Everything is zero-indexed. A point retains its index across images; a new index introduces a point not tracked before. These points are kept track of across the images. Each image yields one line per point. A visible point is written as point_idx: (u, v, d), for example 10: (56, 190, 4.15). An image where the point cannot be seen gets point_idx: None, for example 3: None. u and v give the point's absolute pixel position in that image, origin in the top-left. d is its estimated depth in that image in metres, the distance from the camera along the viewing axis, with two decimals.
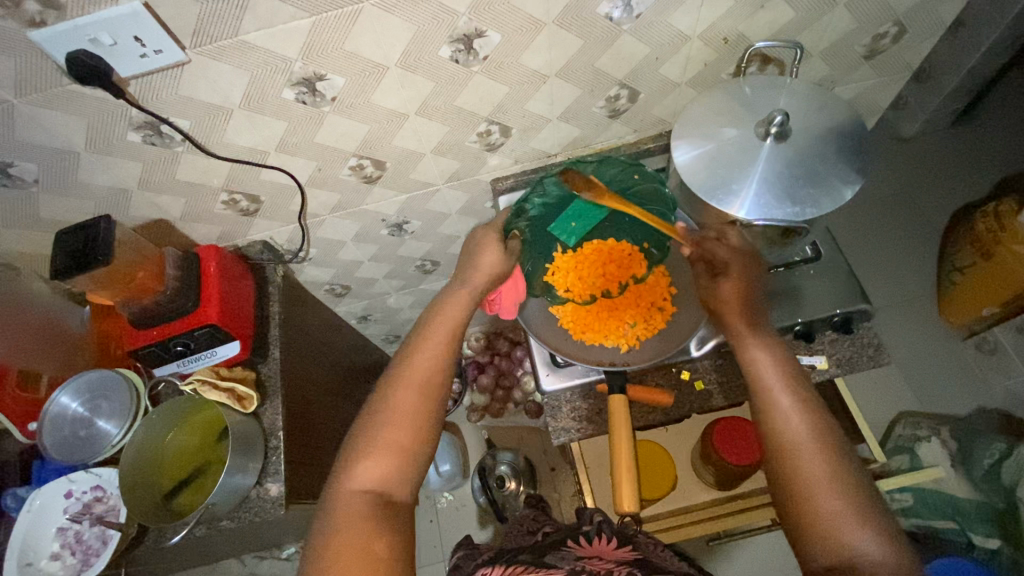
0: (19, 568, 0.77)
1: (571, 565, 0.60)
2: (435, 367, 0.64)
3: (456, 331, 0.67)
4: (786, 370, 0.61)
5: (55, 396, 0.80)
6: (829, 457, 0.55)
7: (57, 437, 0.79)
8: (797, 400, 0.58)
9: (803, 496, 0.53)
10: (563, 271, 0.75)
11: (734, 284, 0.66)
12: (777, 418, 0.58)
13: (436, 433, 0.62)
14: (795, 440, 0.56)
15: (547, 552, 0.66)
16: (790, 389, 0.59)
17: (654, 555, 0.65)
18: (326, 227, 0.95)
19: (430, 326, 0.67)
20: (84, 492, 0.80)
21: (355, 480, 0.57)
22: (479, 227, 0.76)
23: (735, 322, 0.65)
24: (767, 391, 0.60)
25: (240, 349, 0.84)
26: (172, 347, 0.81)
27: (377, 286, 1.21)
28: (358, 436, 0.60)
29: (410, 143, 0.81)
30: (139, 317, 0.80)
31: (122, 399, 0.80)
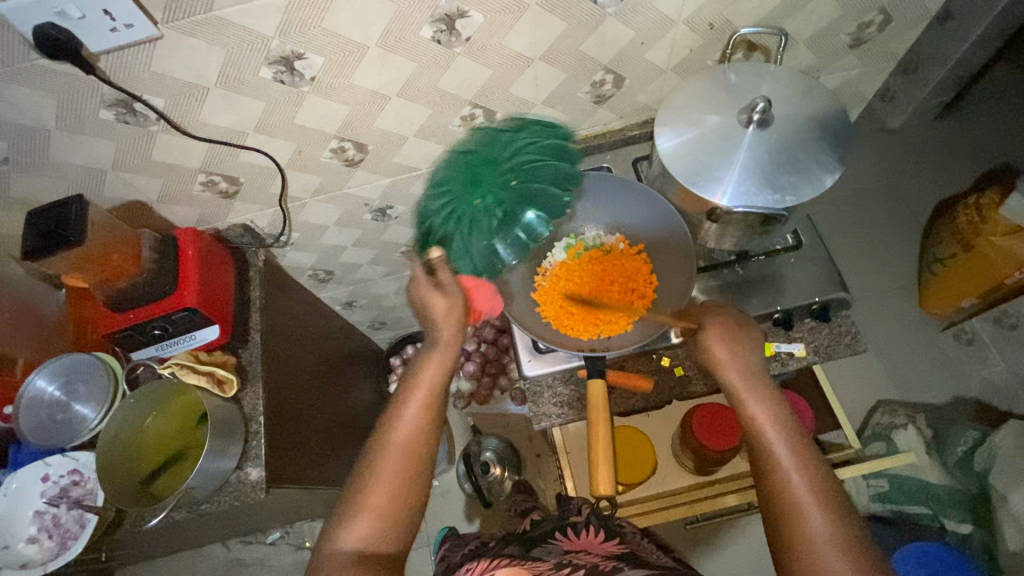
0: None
1: (558, 559, 0.62)
2: (418, 424, 0.63)
3: (437, 386, 0.65)
4: (782, 423, 0.60)
5: (32, 379, 0.79)
6: (834, 512, 0.54)
7: (33, 420, 0.79)
8: (797, 452, 0.57)
9: (809, 560, 0.52)
10: (559, 285, 0.79)
11: (724, 335, 0.65)
12: (778, 471, 0.57)
13: (421, 492, 0.61)
14: (795, 496, 0.55)
15: (532, 547, 0.67)
16: (789, 442, 0.58)
17: (643, 551, 0.66)
18: (308, 211, 0.94)
19: (409, 383, 0.66)
20: (61, 476, 0.78)
21: (341, 539, 0.57)
22: (413, 282, 0.69)
23: (726, 372, 0.63)
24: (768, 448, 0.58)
25: (219, 333, 0.82)
26: (149, 331, 0.79)
27: (361, 272, 1.20)
28: (346, 496, 0.60)
29: (392, 126, 0.80)
30: (117, 302, 0.78)
31: (100, 383, 0.80)
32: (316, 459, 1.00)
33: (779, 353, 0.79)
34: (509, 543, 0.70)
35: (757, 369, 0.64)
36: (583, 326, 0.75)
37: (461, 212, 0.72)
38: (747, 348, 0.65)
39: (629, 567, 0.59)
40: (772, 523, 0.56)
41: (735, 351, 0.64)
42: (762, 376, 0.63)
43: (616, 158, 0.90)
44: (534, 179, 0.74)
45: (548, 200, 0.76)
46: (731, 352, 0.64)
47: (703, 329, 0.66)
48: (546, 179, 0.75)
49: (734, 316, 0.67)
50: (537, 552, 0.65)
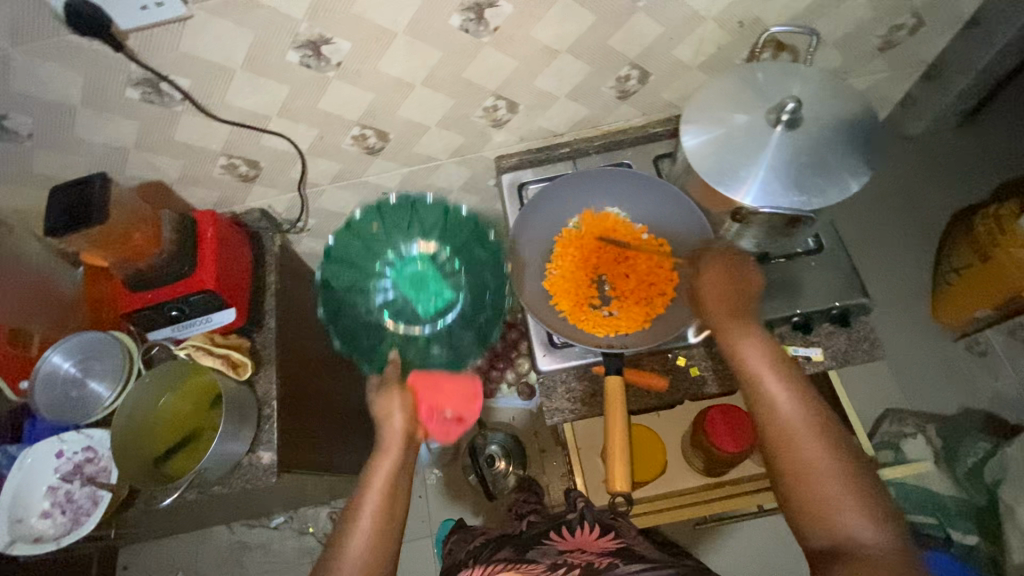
0: (9, 523, 0.76)
1: (553, 558, 0.65)
2: (373, 540, 0.61)
3: (390, 492, 0.65)
4: (770, 355, 0.61)
5: (48, 355, 0.80)
6: (821, 438, 0.55)
7: (49, 397, 0.80)
8: (785, 383, 0.59)
9: (799, 484, 0.54)
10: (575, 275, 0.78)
11: (712, 275, 0.66)
12: (767, 403, 0.58)
13: None
14: (789, 428, 0.56)
15: (525, 552, 0.69)
16: (778, 374, 0.59)
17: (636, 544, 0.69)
18: (326, 198, 0.94)
19: (365, 481, 0.65)
20: (76, 453, 0.79)
21: None
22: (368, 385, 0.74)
23: (715, 311, 0.65)
24: (756, 382, 0.60)
25: (236, 316, 0.82)
26: (166, 312, 0.79)
27: None
28: None
29: (415, 115, 0.80)
30: (135, 282, 0.78)
31: (115, 361, 0.81)
32: (325, 445, 1.00)
33: (796, 356, 0.79)
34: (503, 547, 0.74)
35: (746, 307, 0.65)
36: (595, 324, 0.75)
37: (410, 312, 0.87)
38: (738, 287, 0.66)
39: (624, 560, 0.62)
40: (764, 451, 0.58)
41: (725, 292, 0.65)
42: (751, 315, 0.65)
43: (638, 154, 0.88)
44: (458, 261, 0.89)
45: (480, 269, 0.88)
46: (722, 292, 0.65)
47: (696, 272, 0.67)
48: (472, 256, 0.88)
49: (725, 256, 0.68)
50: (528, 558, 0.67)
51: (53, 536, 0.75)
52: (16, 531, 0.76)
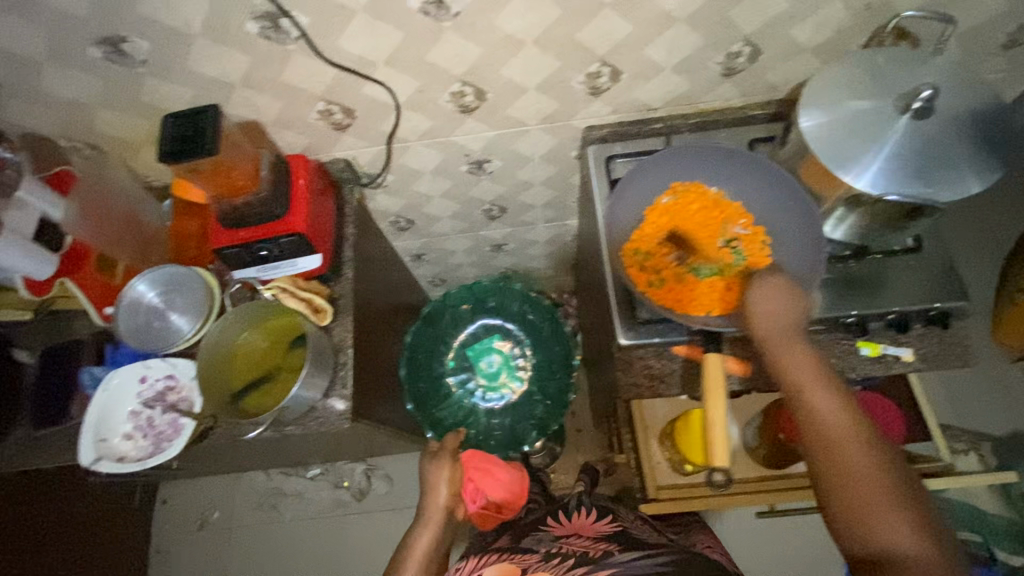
0: (95, 442, 0.77)
1: (549, 545, 0.86)
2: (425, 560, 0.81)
3: (436, 538, 0.83)
4: (811, 367, 0.61)
5: (132, 283, 0.83)
6: (865, 449, 0.56)
7: (130, 323, 0.83)
8: (830, 396, 0.59)
9: (841, 498, 0.55)
10: (658, 242, 0.77)
11: (762, 283, 0.65)
12: (811, 414, 0.59)
13: None
14: (837, 442, 0.57)
15: (531, 531, 0.96)
16: (822, 386, 0.60)
17: (633, 524, 0.89)
18: (409, 154, 0.94)
19: (417, 525, 0.85)
20: (159, 380, 0.81)
21: None
22: (421, 453, 0.95)
23: (761, 323, 0.64)
24: (802, 393, 0.60)
25: (321, 263, 0.84)
26: (255, 252, 0.80)
27: (439, 226, 1.20)
28: None
29: (516, 76, 0.78)
30: (227, 217, 0.79)
31: (197, 297, 0.84)
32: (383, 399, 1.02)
33: (885, 355, 0.76)
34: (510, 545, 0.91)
35: (798, 323, 0.63)
36: (674, 298, 0.73)
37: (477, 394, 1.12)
38: (790, 305, 0.64)
39: (620, 550, 0.78)
40: (807, 462, 0.59)
41: (774, 302, 0.64)
42: (803, 331, 0.64)
43: (732, 136, 0.86)
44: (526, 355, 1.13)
45: (540, 367, 1.11)
46: (770, 303, 0.64)
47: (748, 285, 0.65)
48: (537, 354, 1.12)
49: (773, 271, 0.66)
50: (529, 539, 0.91)
51: (141, 459, 0.76)
52: (100, 450, 0.77)
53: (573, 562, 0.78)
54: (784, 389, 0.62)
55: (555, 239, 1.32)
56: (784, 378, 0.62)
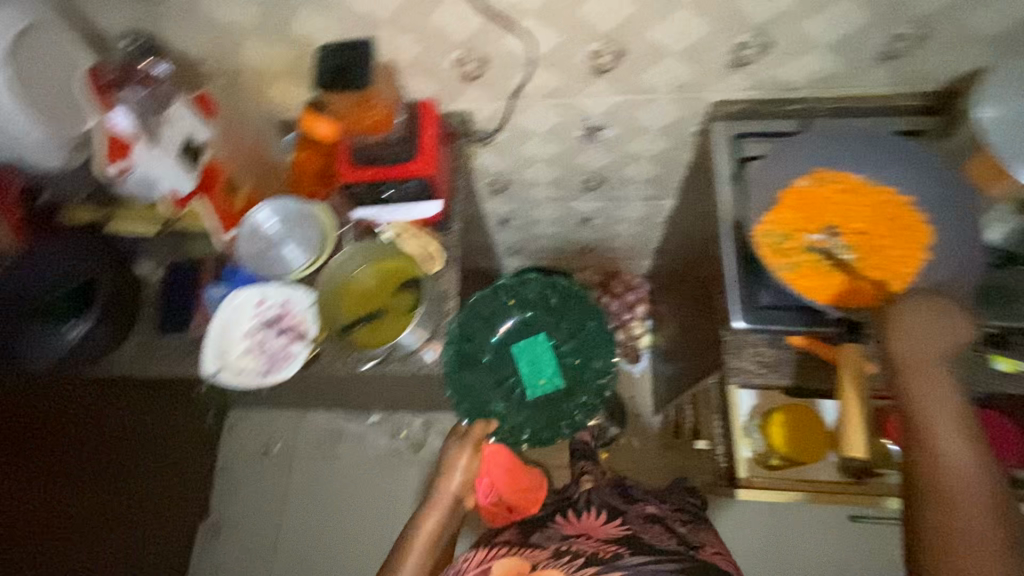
0: (216, 355, 0.82)
1: (561, 543, 0.84)
2: (429, 542, 0.81)
3: (442, 521, 0.83)
4: (947, 404, 0.57)
5: (256, 210, 0.86)
6: (982, 503, 0.52)
7: (250, 248, 0.87)
8: (960, 438, 0.55)
9: (939, 539, 0.52)
10: (798, 224, 0.74)
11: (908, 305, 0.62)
12: (931, 450, 0.55)
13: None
14: (953, 486, 0.53)
15: (540, 527, 0.93)
16: (952, 426, 0.56)
17: (643, 531, 0.86)
18: (527, 114, 0.93)
19: (426, 506, 0.85)
20: (273, 305, 0.85)
21: None
22: (447, 434, 0.92)
23: (899, 345, 0.60)
24: (926, 427, 0.56)
25: (437, 211, 0.85)
26: (380, 193, 0.82)
27: (533, 192, 1.19)
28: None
29: (662, 38, 0.77)
30: (358, 155, 0.81)
31: (312, 232, 0.87)
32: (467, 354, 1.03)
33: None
34: (519, 539, 0.89)
35: (944, 355, 0.59)
36: (808, 282, 0.71)
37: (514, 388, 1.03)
38: (942, 334, 0.60)
39: (630, 556, 0.76)
40: (909, 495, 0.56)
41: (919, 326, 0.60)
42: (948, 364, 0.59)
43: (874, 124, 0.83)
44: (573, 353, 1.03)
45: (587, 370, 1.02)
46: (913, 326, 0.61)
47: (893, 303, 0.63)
48: (587, 355, 1.02)
49: (927, 296, 0.62)
50: (539, 535, 0.89)
51: (257, 375, 0.82)
52: (221, 363, 0.82)
53: (583, 562, 0.76)
54: (905, 416, 0.58)
55: (644, 220, 1.30)
56: (911, 404, 0.58)
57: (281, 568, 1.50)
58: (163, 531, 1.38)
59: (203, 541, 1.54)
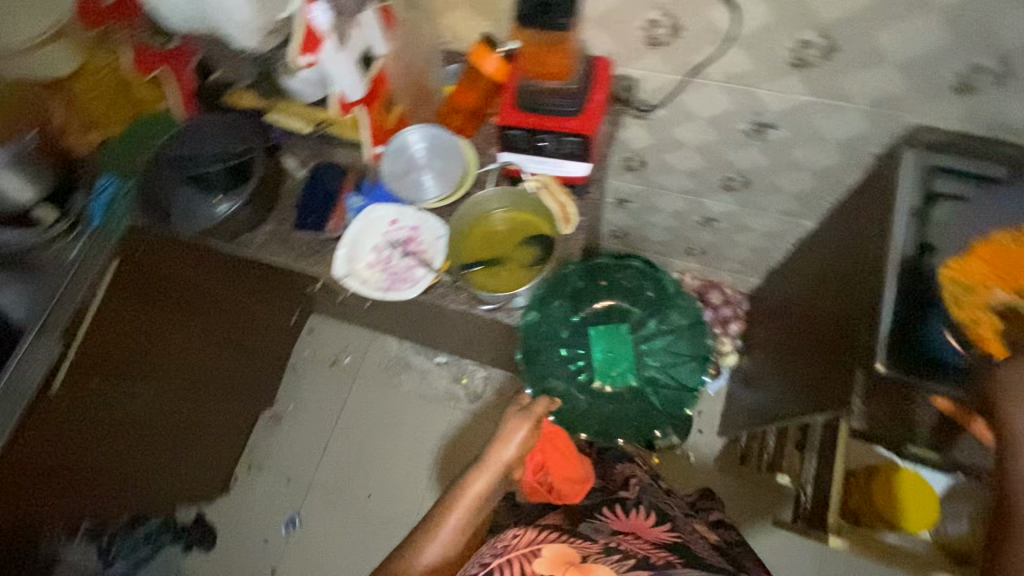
0: (346, 260, 0.87)
1: (608, 540, 0.76)
2: (473, 508, 0.80)
3: (490, 485, 0.82)
4: None
5: (407, 131, 0.89)
6: None
7: (393, 166, 0.90)
8: None
9: None
10: (989, 281, 0.69)
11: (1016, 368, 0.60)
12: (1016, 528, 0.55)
13: (464, 551, 0.79)
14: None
15: (586, 518, 0.84)
16: None
17: (692, 542, 0.80)
18: (698, 95, 0.89)
19: (477, 470, 0.84)
20: (405, 228, 0.88)
21: (418, 562, 0.75)
22: (510, 403, 0.93)
23: (999, 412, 0.60)
24: (1012, 502, 0.56)
25: (583, 173, 0.83)
26: (534, 142, 0.81)
27: (668, 179, 1.12)
28: (413, 533, 0.78)
29: (886, 43, 0.72)
30: (523, 98, 0.79)
31: (454, 167, 0.89)
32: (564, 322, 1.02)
33: None
34: (566, 526, 0.80)
35: None
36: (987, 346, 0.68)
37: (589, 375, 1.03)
38: None
39: (682, 566, 0.70)
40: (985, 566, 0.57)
41: (1021, 389, 0.59)
42: None
43: None
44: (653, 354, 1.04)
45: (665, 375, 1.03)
46: (1014, 388, 0.59)
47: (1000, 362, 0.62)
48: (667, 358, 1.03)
49: None
50: (587, 525, 0.81)
51: (378, 287, 0.85)
52: (348, 269, 0.86)
53: (635, 564, 0.70)
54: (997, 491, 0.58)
55: (772, 236, 1.23)
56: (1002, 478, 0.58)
57: (325, 471, 1.59)
58: (236, 405, 1.49)
59: (262, 426, 1.65)
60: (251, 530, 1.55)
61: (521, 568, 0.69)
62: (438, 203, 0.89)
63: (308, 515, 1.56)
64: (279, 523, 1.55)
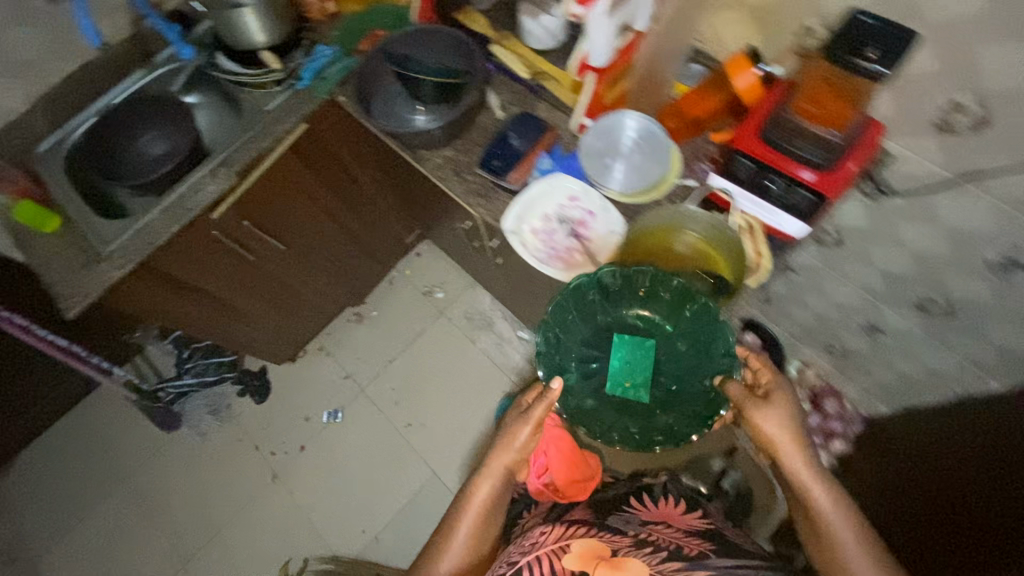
0: (514, 223, 0.86)
1: (637, 529, 0.82)
2: (486, 506, 0.80)
3: (501, 477, 0.81)
4: (844, 510, 0.71)
5: (625, 113, 0.85)
6: None
7: (594, 142, 0.87)
8: (861, 542, 0.70)
9: None
10: None
11: (774, 399, 0.74)
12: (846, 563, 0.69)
13: (484, 544, 0.80)
14: None
15: (613, 511, 0.90)
16: (852, 528, 0.71)
17: (723, 528, 0.86)
18: (956, 201, 0.76)
19: (483, 470, 0.82)
20: (581, 208, 0.86)
21: (443, 561, 0.78)
22: (509, 405, 0.85)
23: (789, 454, 0.73)
24: (832, 533, 0.71)
25: (797, 234, 0.74)
26: (760, 179, 0.73)
27: (857, 270, 1.00)
28: (438, 531, 0.81)
29: None
30: (771, 126, 0.72)
31: (652, 171, 0.85)
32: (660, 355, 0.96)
33: None
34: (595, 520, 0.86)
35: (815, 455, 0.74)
36: None
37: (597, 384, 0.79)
38: (795, 426, 0.74)
39: (716, 554, 0.75)
40: None
41: (782, 422, 0.73)
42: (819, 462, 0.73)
43: None
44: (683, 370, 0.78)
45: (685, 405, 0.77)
46: (777, 423, 0.73)
47: (752, 396, 0.74)
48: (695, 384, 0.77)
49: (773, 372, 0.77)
50: (616, 517, 0.87)
51: (540, 256, 0.85)
52: (514, 233, 0.85)
53: (667, 555, 0.75)
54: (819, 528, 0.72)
55: (938, 375, 1.08)
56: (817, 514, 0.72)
57: (380, 385, 1.65)
58: (333, 292, 1.56)
59: (344, 319, 1.72)
60: (298, 403, 1.65)
61: (550, 565, 0.74)
62: (621, 198, 0.85)
63: (350, 414, 1.63)
64: (323, 409, 1.63)
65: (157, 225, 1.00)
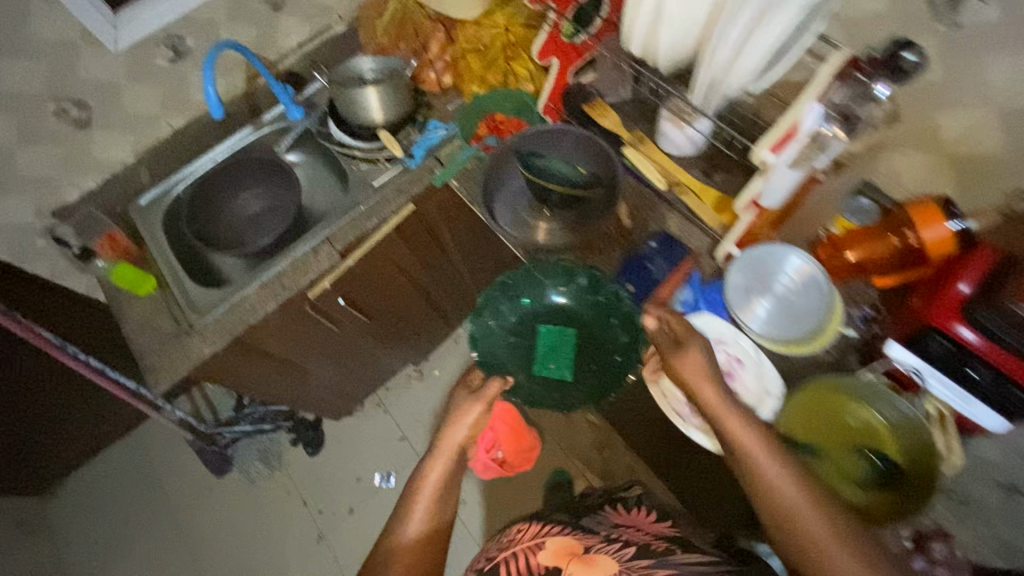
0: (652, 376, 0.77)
1: (609, 532, 0.75)
2: (445, 478, 0.76)
3: (452, 456, 0.77)
4: (771, 444, 0.60)
5: (787, 248, 0.76)
6: (849, 540, 0.54)
7: (746, 276, 0.77)
8: (782, 465, 0.59)
9: (807, 555, 0.54)
10: None
11: (691, 342, 0.68)
12: (769, 486, 0.58)
13: (444, 537, 0.71)
14: (793, 512, 0.56)
15: (586, 513, 0.83)
16: (774, 455, 0.59)
17: (694, 534, 0.76)
18: None
19: (435, 449, 0.78)
20: (729, 353, 0.76)
21: (404, 533, 0.70)
22: (457, 385, 0.86)
23: (710, 400, 0.64)
24: (754, 466, 0.59)
25: (995, 429, 0.66)
26: (960, 368, 0.64)
27: None
28: (395, 511, 0.73)
29: None
30: (980, 307, 0.62)
31: (816, 315, 0.75)
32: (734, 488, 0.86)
33: None
34: (570, 520, 0.80)
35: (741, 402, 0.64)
36: None
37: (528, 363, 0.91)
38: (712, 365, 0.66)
39: (682, 552, 0.68)
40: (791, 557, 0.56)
41: (701, 366, 0.66)
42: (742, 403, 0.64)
43: None
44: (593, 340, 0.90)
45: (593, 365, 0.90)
46: (695, 365, 0.66)
47: (673, 346, 0.68)
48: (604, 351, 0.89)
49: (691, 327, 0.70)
50: (589, 518, 0.81)
51: (683, 410, 0.75)
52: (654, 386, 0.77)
53: (637, 554, 0.68)
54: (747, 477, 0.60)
55: None
56: (755, 478, 0.59)
57: None
58: (402, 352, 1.50)
59: (404, 375, 1.66)
60: (351, 462, 1.59)
61: (523, 564, 0.69)
62: (779, 343, 0.75)
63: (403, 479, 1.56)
64: (375, 470, 1.57)
65: (256, 302, 0.96)
